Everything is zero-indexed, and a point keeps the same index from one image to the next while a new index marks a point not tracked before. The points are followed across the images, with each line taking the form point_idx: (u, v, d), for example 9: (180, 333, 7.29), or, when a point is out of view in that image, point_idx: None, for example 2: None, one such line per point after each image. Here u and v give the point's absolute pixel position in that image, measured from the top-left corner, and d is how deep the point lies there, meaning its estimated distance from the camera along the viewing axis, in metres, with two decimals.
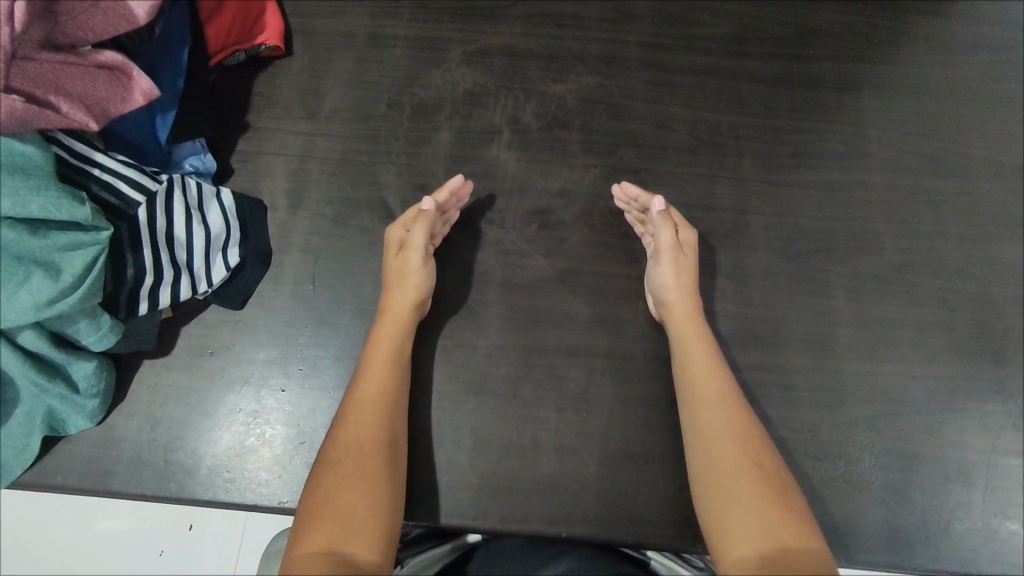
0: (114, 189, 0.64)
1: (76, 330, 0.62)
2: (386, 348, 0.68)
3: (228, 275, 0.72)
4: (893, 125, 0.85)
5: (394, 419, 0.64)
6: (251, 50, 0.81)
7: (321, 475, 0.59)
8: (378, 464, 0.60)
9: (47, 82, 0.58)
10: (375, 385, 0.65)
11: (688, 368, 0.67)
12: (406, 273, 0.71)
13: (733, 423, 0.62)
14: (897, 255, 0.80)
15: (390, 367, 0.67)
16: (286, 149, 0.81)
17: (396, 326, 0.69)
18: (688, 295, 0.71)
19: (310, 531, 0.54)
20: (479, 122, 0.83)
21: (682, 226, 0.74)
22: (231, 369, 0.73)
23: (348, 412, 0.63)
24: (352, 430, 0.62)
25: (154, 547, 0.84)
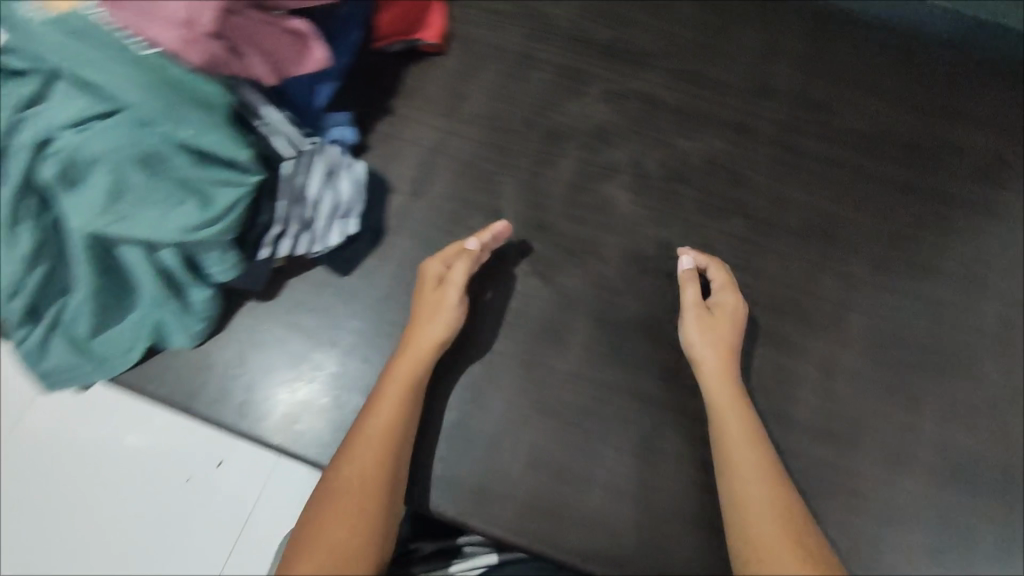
0: (270, 141, 0.68)
1: (208, 258, 0.67)
2: (411, 374, 0.68)
3: (344, 241, 0.76)
4: (1018, 259, 0.82)
5: (401, 446, 0.65)
6: (412, 42, 0.87)
7: (331, 491, 0.60)
8: (377, 483, 0.61)
9: (246, 35, 0.63)
10: (389, 401, 0.66)
11: (725, 442, 0.66)
12: (438, 310, 0.71)
13: (765, 478, 0.62)
14: (997, 390, 0.77)
15: (410, 385, 0.68)
16: (420, 139, 0.85)
17: (421, 350, 0.69)
18: (724, 356, 0.70)
19: (302, 545, 0.58)
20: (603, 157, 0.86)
21: (723, 287, 0.74)
22: (324, 329, 0.76)
23: (363, 429, 0.64)
24: (361, 444, 0.63)
25: (188, 467, 0.93)
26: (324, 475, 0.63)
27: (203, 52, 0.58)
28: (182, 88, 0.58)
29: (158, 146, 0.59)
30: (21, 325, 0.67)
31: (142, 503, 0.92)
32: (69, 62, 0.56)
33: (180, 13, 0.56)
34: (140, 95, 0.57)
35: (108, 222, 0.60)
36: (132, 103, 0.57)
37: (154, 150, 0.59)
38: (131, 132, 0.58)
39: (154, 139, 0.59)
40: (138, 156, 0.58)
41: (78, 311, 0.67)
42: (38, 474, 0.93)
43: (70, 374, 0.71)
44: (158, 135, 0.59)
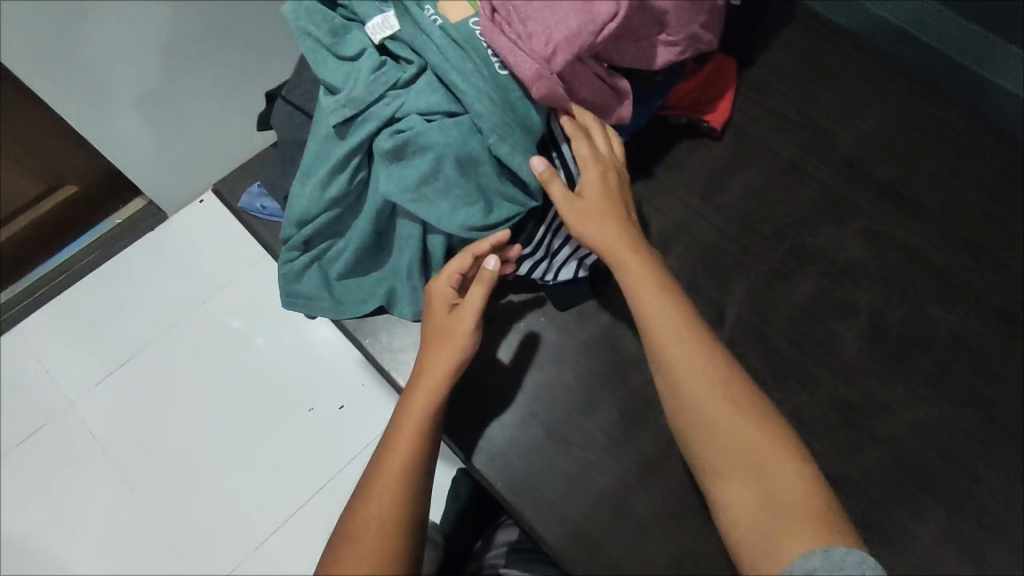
0: (555, 173, 0.73)
1: (463, 254, 0.74)
2: (419, 416, 0.67)
3: (571, 280, 0.80)
4: None
5: (418, 493, 0.64)
6: (695, 120, 0.89)
7: (351, 534, 0.61)
8: (410, 495, 0.63)
9: (579, 80, 0.68)
10: (417, 407, 0.67)
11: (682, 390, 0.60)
12: (452, 334, 0.70)
13: (744, 432, 0.57)
14: None
15: (437, 393, 0.68)
16: (670, 210, 0.87)
17: (428, 339, 0.71)
18: (677, 311, 0.64)
19: (335, 557, 0.60)
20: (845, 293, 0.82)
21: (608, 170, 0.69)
22: (527, 352, 0.81)
23: (380, 473, 0.64)
24: (394, 452, 0.65)
25: (321, 394, 1.03)
26: (342, 518, 0.63)
27: (545, 87, 0.64)
28: (519, 112, 0.67)
29: (478, 151, 0.66)
30: (294, 248, 0.77)
31: (275, 406, 1.02)
32: (444, 64, 0.65)
33: (540, 51, 0.64)
34: (487, 108, 0.65)
35: (408, 198, 0.67)
36: (478, 113, 0.65)
37: (473, 154, 0.66)
38: (464, 133, 0.66)
39: (478, 146, 0.66)
40: (460, 155, 0.66)
41: (340, 253, 0.77)
42: (193, 343, 1.05)
43: (309, 304, 0.80)
44: (482, 143, 0.66)
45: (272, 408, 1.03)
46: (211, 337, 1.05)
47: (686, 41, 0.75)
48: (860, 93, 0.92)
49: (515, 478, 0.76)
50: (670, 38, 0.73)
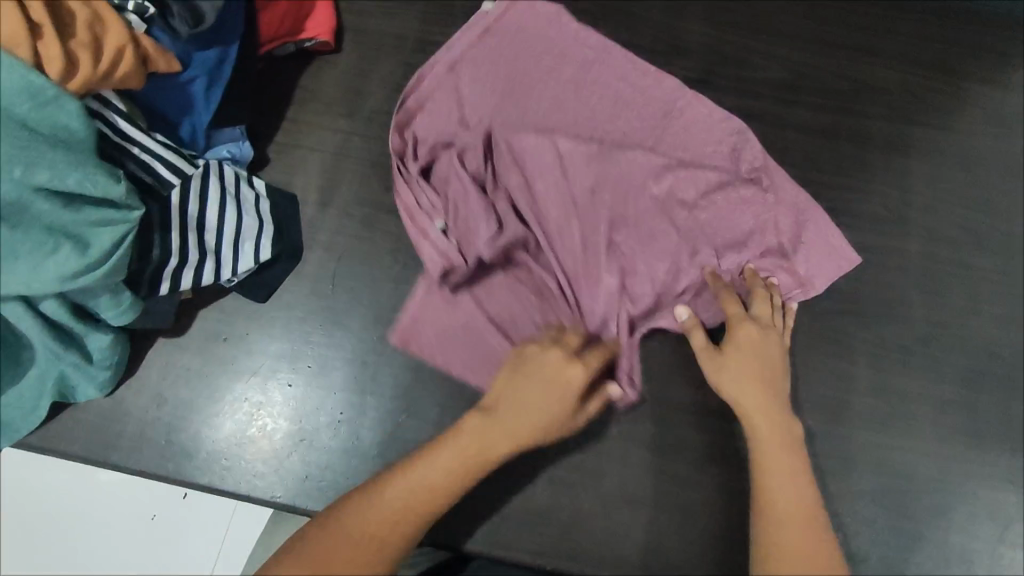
0: (152, 171, 0.66)
1: (96, 304, 0.63)
2: (501, 443, 0.61)
3: (256, 268, 0.72)
4: (937, 193, 0.83)
5: (434, 523, 0.59)
6: (301, 43, 0.83)
7: (338, 520, 0.56)
8: (426, 518, 0.58)
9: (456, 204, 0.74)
10: (495, 432, 0.62)
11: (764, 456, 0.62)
12: (559, 382, 0.63)
13: (775, 452, 0.62)
14: (927, 328, 0.77)
15: (529, 435, 0.62)
16: (323, 146, 0.81)
17: (555, 379, 0.63)
18: (756, 378, 0.65)
19: (321, 536, 0.55)
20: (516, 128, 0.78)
21: (745, 322, 0.67)
22: (242, 357, 0.72)
23: (404, 483, 0.59)
24: (444, 460, 0.60)
25: (152, 496, 0.87)
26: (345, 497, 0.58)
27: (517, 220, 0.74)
28: (40, 125, 0.57)
29: (14, 193, 0.55)
30: None
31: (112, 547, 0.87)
32: None
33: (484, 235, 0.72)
34: None
35: None
36: None
37: (11, 199, 0.56)
38: None
39: (9, 186, 0.55)
40: None
41: None
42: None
43: None
44: (12, 181, 0.55)
45: (111, 549, 0.87)
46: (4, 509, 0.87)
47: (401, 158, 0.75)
48: None
49: (298, 483, 0.70)
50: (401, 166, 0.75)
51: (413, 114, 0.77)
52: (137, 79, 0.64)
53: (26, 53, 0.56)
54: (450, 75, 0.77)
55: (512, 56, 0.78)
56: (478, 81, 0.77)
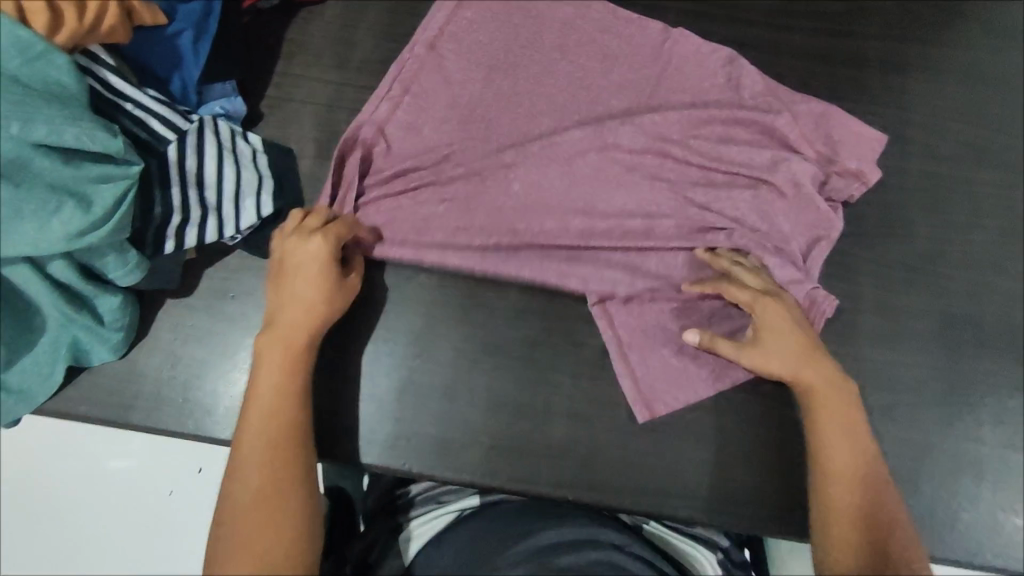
0: (146, 126, 0.66)
1: (104, 264, 0.63)
2: (277, 349, 0.62)
3: (259, 223, 0.72)
4: (936, 110, 0.83)
5: (300, 454, 0.59)
6: None
7: (230, 515, 0.55)
8: (294, 456, 0.58)
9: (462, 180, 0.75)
10: (285, 340, 0.62)
11: (818, 428, 0.62)
12: (313, 271, 0.64)
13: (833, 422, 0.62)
14: (929, 244, 0.77)
15: (303, 332, 0.63)
16: (316, 98, 0.80)
17: (312, 280, 0.64)
18: (797, 341, 0.65)
19: (219, 552, 0.53)
20: (507, 70, 0.79)
21: (767, 296, 0.67)
22: (252, 313, 0.73)
23: (249, 436, 0.58)
24: (259, 405, 0.60)
25: (175, 472, 0.91)
26: (221, 495, 0.57)
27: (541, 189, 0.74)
28: (33, 81, 0.55)
29: (11, 151, 0.54)
30: None
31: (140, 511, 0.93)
32: None
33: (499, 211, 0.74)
34: None
35: None
36: None
37: (10, 156, 0.54)
38: None
39: (6, 143, 0.54)
40: None
41: None
42: (23, 506, 0.93)
43: None
44: (9, 138, 0.54)
45: (140, 513, 0.93)
46: (36, 484, 0.93)
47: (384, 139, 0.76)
48: None
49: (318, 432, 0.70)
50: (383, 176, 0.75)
51: (399, 102, 0.77)
52: (122, 31, 0.63)
53: (9, 8, 0.54)
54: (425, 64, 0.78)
55: (486, 40, 0.80)
56: (455, 66, 0.78)
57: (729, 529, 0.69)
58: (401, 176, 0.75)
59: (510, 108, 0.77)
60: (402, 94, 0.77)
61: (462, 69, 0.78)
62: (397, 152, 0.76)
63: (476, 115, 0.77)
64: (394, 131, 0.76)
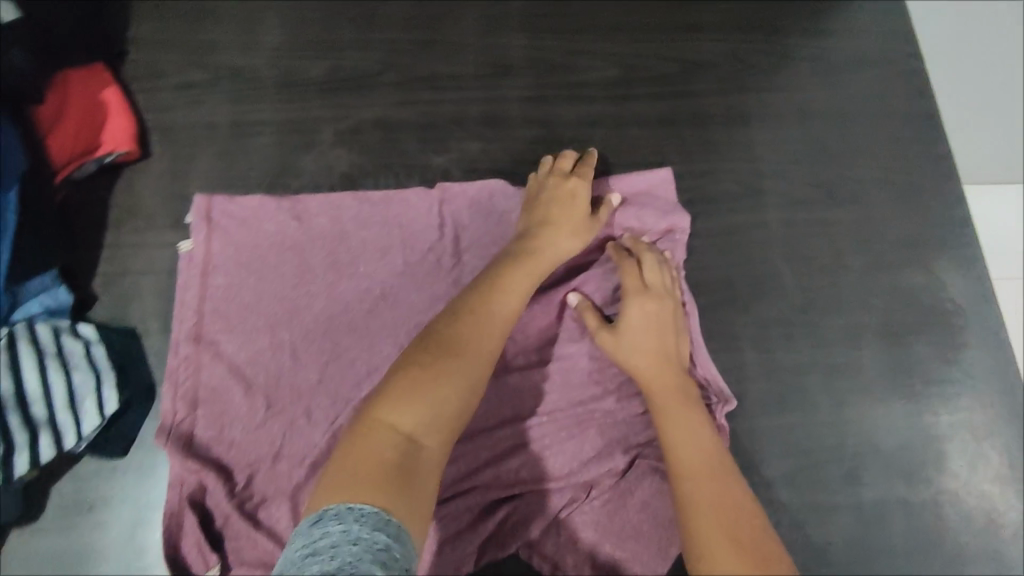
0: None
1: None
2: (481, 334, 0.60)
3: (104, 421, 0.66)
4: (786, 156, 0.84)
5: (450, 401, 0.55)
6: (101, 159, 0.77)
7: (400, 384, 0.55)
8: (449, 403, 0.55)
9: (312, 350, 0.71)
10: (478, 331, 0.60)
11: (683, 479, 0.61)
12: (511, 282, 0.66)
13: (706, 480, 0.60)
14: (799, 295, 0.78)
15: (500, 328, 0.62)
16: (154, 266, 0.75)
17: (526, 275, 0.67)
18: (653, 338, 0.69)
19: (336, 483, 0.47)
20: (311, 239, 0.75)
21: (642, 294, 0.70)
22: (114, 521, 0.66)
23: (450, 359, 0.57)
24: (414, 370, 0.56)
25: None
26: (343, 440, 0.51)
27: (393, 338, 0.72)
28: None
29: None
30: None
31: None
32: None
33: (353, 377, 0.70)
34: None
35: None
36: None
37: None
38: None
39: None
40: None
41: None
42: None
43: None
44: None
45: None
46: None
47: (223, 328, 0.72)
48: (248, 16, 0.86)
49: None
50: (227, 367, 0.70)
51: (239, 275, 0.73)
52: None
53: None
54: (209, 280, 0.73)
55: (261, 224, 0.75)
56: (245, 266, 0.74)
57: None
58: (239, 393, 0.70)
59: (324, 284, 0.74)
60: (199, 318, 0.72)
61: (291, 243, 0.75)
62: (216, 372, 0.70)
63: (291, 296, 0.73)
64: (235, 314, 0.72)
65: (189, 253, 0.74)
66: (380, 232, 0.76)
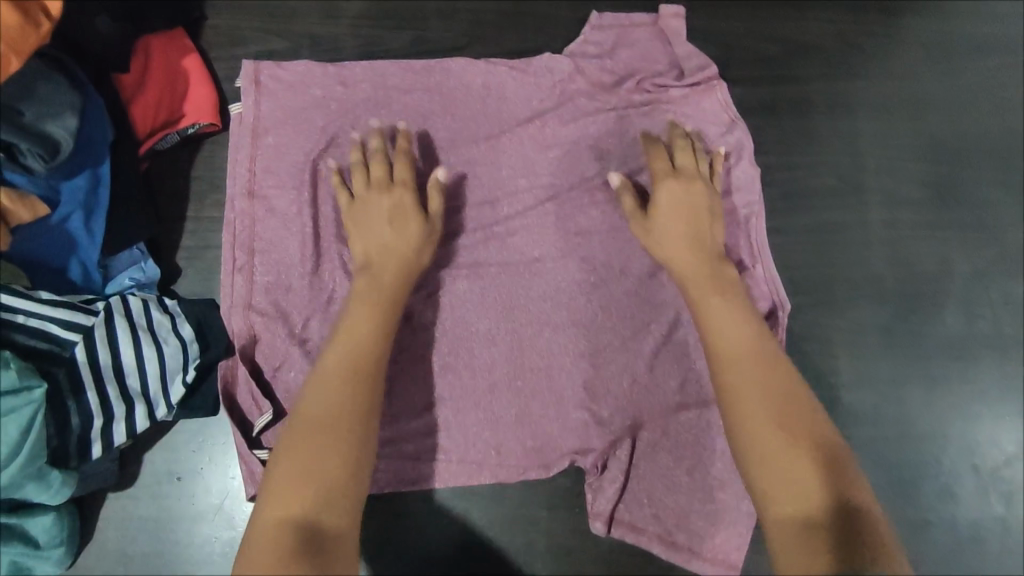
0: (45, 334, 0.60)
1: (25, 493, 0.58)
2: (325, 389, 0.56)
3: (189, 389, 0.67)
4: (892, 150, 0.79)
5: (322, 437, 0.53)
6: (183, 131, 0.75)
7: (281, 457, 0.52)
8: (332, 441, 0.53)
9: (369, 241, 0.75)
10: (328, 395, 0.56)
11: (754, 426, 0.55)
12: (384, 262, 0.66)
13: (783, 435, 0.54)
14: (898, 302, 0.75)
15: (351, 382, 0.57)
16: None
17: (378, 306, 0.63)
18: (694, 245, 0.68)
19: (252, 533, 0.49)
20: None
21: (674, 176, 0.70)
22: (202, 494, 0.68)
23: (300, 424, 0.54)
24: (293, 441, 0.53)
25: None
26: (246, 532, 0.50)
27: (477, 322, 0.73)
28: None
29: None
30: None
31: None
32: None
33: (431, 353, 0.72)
34: None
35: None
36: None
37: None
38: None
39: None
40: None
41: None
42: None
43: None
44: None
45: None
46: None
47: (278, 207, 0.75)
48: None
49: None
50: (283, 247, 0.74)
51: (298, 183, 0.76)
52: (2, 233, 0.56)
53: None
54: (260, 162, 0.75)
55: (307, 88, 0.77)
56: (293, 128, 0.76)
57: None
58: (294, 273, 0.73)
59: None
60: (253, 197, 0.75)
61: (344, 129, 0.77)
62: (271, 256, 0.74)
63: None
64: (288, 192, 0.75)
65: (240, 116, 0.76)
66: (421, 97, 0.77)
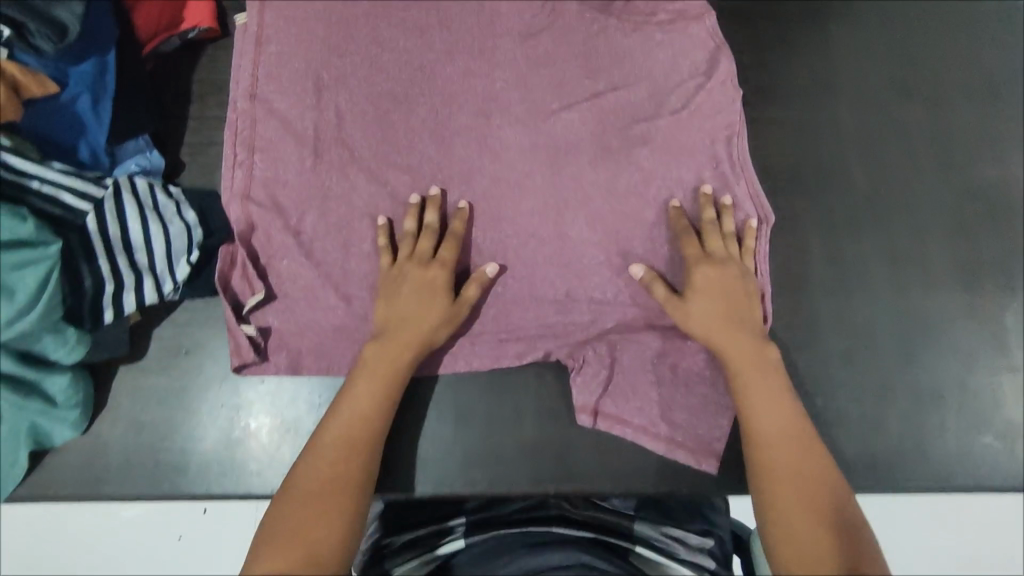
0: (59, 201, 0.65)
1: (44, 347, 0.63)
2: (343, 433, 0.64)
3: (194, 271, 0.70)
4: (862, 50, 0.83)
5: (339, 482, 0.61)
6: (184, 35, 0.79)
7: (297, 482, 0.60)
8: (344, 491, 0.60)
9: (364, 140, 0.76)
10: (342, 435, 0.64)
11: (764, 474, 0.62)
12: (396, 345, 0.68)
13: (791, 458, 0.61)
14: (867, 188, 0.79)
15: (365, 430, 0.64)
16: None
17: (394, 352, 0.68)
18: (712, 265, 0.70)
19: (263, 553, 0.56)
20: (394, 114, 0.77)
21: (708, 262, 0.70)
22: (208, 364, 0.73)
23: (322, 447, 0.62)
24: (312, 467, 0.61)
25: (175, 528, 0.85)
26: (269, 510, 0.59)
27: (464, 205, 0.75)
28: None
29: None
30: None
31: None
32: None
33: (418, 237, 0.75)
34: None
35: None
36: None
37: None
38: None
39: None
40: None
41: None
42: None
43: None
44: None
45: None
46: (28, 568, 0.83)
47: (273, 110, 0.76)
48: None
49: None
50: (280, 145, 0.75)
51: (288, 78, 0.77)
52: (12, 110, 0.63)
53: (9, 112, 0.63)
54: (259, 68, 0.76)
55: None
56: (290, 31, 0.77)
57: (703, 495, 0.74)
58: (291, 171, 0.75)
59: (373, 57, 0.78)
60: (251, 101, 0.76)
61: (338, 34, 0.78)
62: (269, 156, 0.75)
63: (372, 170, 0.76)
64: (284, 96, 0.76)
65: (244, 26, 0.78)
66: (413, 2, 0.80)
